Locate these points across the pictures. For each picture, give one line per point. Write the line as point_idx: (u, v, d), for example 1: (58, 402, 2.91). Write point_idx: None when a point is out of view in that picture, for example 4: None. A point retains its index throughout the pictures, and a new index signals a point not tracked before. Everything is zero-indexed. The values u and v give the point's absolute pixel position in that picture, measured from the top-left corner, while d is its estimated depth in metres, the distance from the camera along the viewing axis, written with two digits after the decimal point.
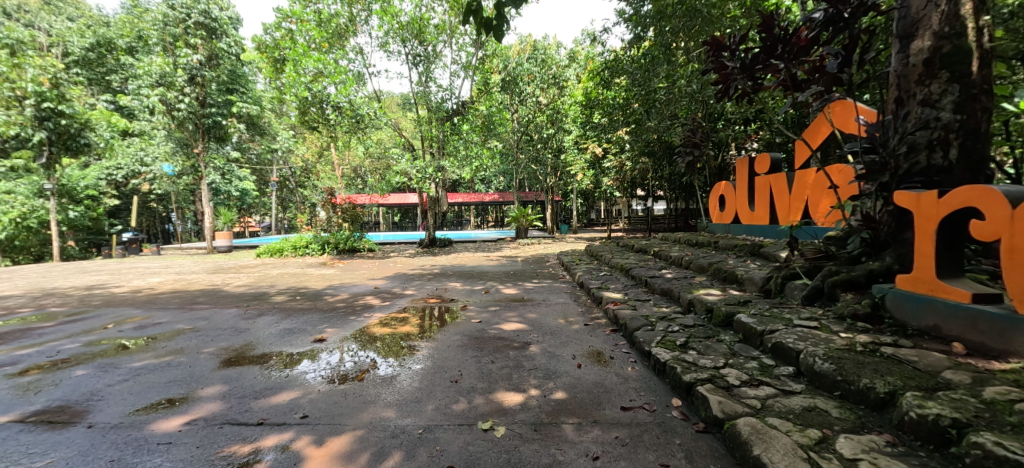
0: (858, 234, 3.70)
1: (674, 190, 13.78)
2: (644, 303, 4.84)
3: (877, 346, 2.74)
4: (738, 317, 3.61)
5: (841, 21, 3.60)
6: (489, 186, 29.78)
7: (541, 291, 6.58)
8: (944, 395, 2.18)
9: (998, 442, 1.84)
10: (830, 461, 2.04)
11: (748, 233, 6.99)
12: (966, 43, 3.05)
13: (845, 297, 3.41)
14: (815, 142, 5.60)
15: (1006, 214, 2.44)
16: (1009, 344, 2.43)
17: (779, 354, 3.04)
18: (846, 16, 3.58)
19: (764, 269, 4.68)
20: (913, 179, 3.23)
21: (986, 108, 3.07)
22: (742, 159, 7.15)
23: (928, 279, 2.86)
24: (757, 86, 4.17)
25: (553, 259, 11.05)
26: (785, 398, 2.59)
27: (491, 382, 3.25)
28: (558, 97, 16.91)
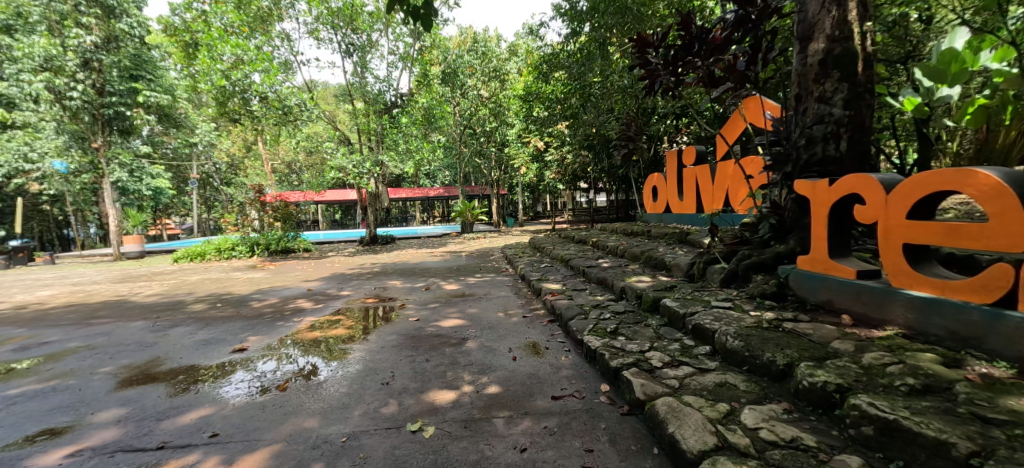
0: (768, 220, 4.02)
1: (614, 183, 14.22)
2: (581, 292, 4.96)
3: (780, 323, 3.02)
4: (664, 301, 3.81)
5: (750, 22, 3.84)
6: (434, 181, 29.23)
7: (483, 285, 6.58)
8: (831, 364, 2.44)
9: (871, 402, 2.08)
10: (734, 433, 2.22)
11: (677, 222, 7.39)
12: (852, 47, 3.39)
13: (756, 278, 3.71)
14: (732, 137, 6.05)
15: (883, 199, 2.76)
16: (885, 314, 2.76)
17: (698, 335, 3.26)
18: (753, 17, 3.83)
19: (688, 255, 4.98)
20: (812, 169, 3.53)
21: (870, 105, 3.43)
22: (671, 151, 7.57)
23: (823, 259, 3.16)
24: (679, 82, 4.33)
25: (497, 253, 11.05)
26: (701, 375, 2.78)
27: (423, 381, 3.20)
28: (500, 91, 16.75)
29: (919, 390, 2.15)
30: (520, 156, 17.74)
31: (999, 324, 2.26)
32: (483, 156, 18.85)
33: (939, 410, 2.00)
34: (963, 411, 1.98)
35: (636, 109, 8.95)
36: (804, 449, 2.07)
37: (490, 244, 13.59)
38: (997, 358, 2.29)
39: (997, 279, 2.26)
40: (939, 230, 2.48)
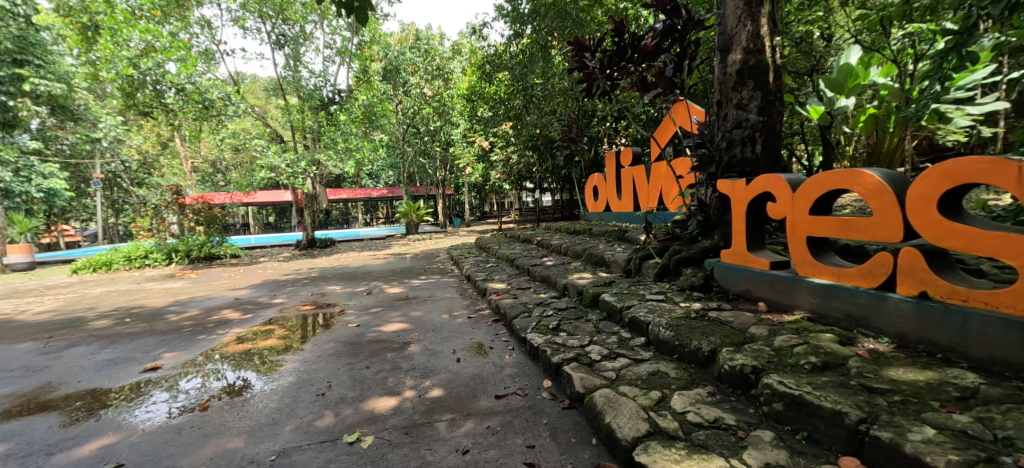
0: (695, 217, 4.30)
1: (559, 183, 14.50)
2: (525, 291, 5.04)
3: (706, 311, 3.26)
4: (603, 296, 3.98)
5: (676, 32, 4.02)
6: (377, 182, 28.31)
7: (428, 287, 6.50)
8: (748, 348, 2.71)
9: (781, 381, 2.34)
10: (665, 418, 2.41)
11: (617, 220, 7.70)
12: (764, 59, 3.69)
13: (687, 271, 3.95)
14: (664, 140, 6.42)
15: (790, 197, 3.06)
16: (794, 300, 3.07)
17: (634, 327, 3.44)
18: (679, 27, 4.02)
19: (626, 251, 5.20)
20: (732, 170, 3.82)
21: (780, 112, 3.77)
22: (610, 152, 7.88)
23: (742, 252, 3.44)
24: (615, 86, 4.51)
25: (443, 254, 10.91)
26: (636, 366, 2.97)
27: (362, 389, 3.12)
28: (443, 90, 16.20)
29: (820, 367, 2.44)
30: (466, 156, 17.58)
31: (884, 305, 2.60)
32: (427, 156, 18.49)
33: (835, 383, 2.29)
34: (854, 383, 2.27)
35: (577, 111, 9.16)
36: (725, 428, 2.29)
37: (435, 245, 13.38)
38: (882, 335, 2.63)
39: (881, 266, 2.59)
40: (835, 224, 2.79)
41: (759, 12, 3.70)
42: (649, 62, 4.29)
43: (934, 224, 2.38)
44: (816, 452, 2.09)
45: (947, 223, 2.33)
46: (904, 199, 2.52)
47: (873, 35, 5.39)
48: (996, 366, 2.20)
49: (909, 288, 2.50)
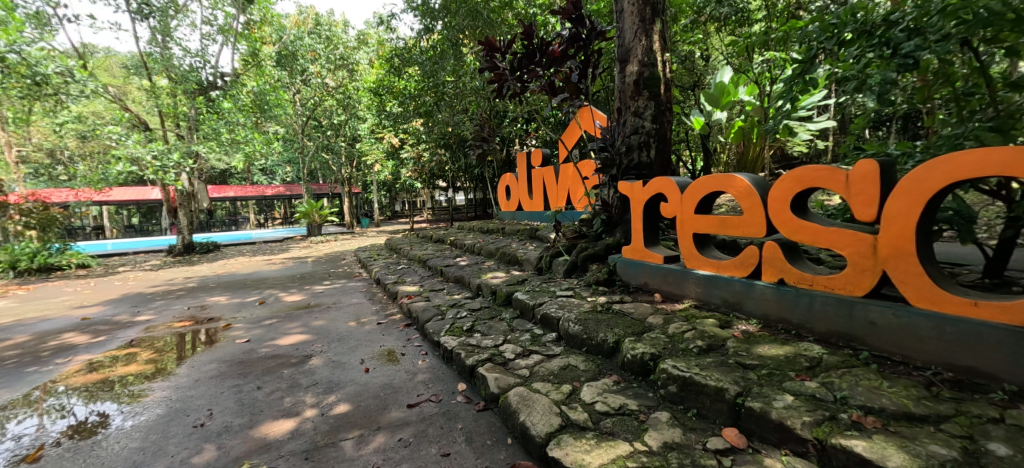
0: (599, 216, 4.56)
1: (472, 182, 14.46)
2: (438, 293, 4.97)
3: (610, 304, 3.51)
4: (516, 294, 4.08)
5: (581, 41, 4.21)
6: (272, 179, 26.00)
7: (332, 294, 6.12)
8: (647, 337, 2.97)
9: (675, 365, 2.60)
10: (575, 410, 2.56)
11: (528, 219, 7.89)
12: (656, 72, 4.01)
13: (592, 267, 4.19)
14: (571, 143, 6.72)
15: (679, 197, 3.38)
16: (683, 290, 3.41)
17: (545, 323, 3.59)
18: (584, 36, 4.21)
19: (537, 249, 5.37)
20: (631, 173, 4.12)
21: (671, 121, 4.14)
22: (521, 152, 8.07)
23: (639, 247, 3.74)
24: (525, 88, 4.58)
25: (349, 257, 10.34)
26: (548, 362, 3.12)
27: (251, 415, 2.88)
28: (348, 81, 15.54)
29: (704, 349, 2.75)
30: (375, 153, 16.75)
31: (753, 291, 3.01)
32: (331, 151, 17.37)
33: (717, 363, 2.60)
34: (732, 361, 2.60)
35: (489, 111, 9.20)
36: (628, 413, 2.49)
37: (341, 247, 12.63)
38: (752, 317, 3.03)
39: (750, 258, 3.00)
40: (714, 221, 3.15)
41: (653, 29, 4.00)
42: (556, 67, 4.42)
43: (790, 221, 2.79)
44: (704, 426, 2.35)
45: (799, 220, 2.75)
46: (767, 200, 2.92)
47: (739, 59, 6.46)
48: (834, 338, 2.66)
49: (771, 276, 2.92)
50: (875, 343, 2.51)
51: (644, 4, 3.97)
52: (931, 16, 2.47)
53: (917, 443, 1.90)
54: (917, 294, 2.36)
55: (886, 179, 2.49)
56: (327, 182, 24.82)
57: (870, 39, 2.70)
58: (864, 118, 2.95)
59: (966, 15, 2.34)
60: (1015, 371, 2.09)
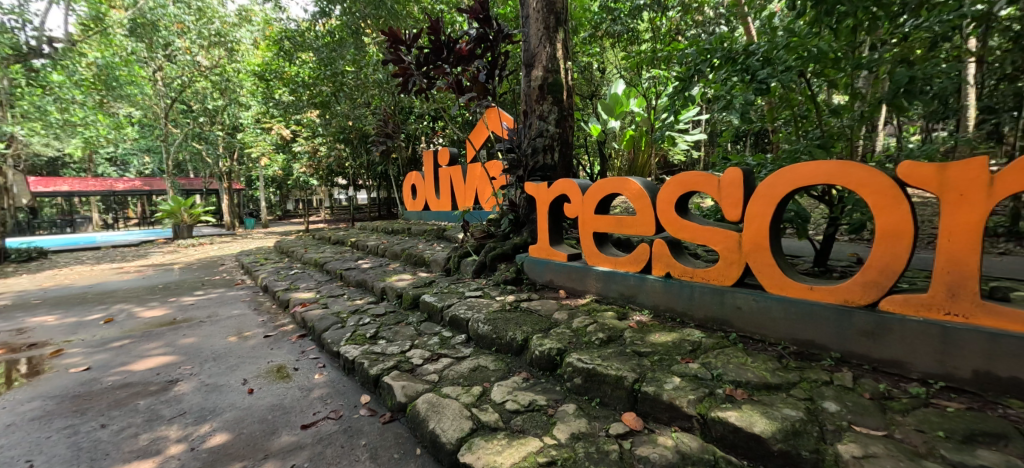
0: (507, 216, 4.64)
1: (375, 179, 13.66)
2: (337, 299, 4.56)
3: (518, 303, 3.60)
4: (423, 297, 3.97)
5: (489, 41, 4.22)
6: (123, 171, 21.88)
7: (209, 304, 5.30)
8: (553, 333, 3.09)
9: (579, 358, 2.74)
10: (486, 411, 2.55)
11: (436, 219, 7.67)
12: (559, 79, 4.20)
13: (501, 266, 4.23)
14: (479, 143, 6.75)
15: (580, 198, 3.58)
16: (584, 286, 3.62)
17: (454, 325, 3.56)
18: (491, 37, 4.21)
19: (445, 250, 5.27)
20: (536, 174, 4.25)
21: (572, 126, 4.37)
22: (428, 150, 7.87)
23: (544, 246, 3.89)
24: (432, 84, 4.48)
25: (230, 261, 9.07)
26: (457, 365, 3.08)
27: (94, 460, 2.36)
28: (226, 62, 13.18)
29: (605, 341, 2.95)
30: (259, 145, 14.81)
31: (644, 284, 3.30)
32: (204, 140, 14.82)
33: (617, 353, 2.79)
34: (629, 350, 2.82)
35: (394, 107, 8.75)
36: (537, 409, 2.56)
37: (215, 251, 11.00)
38: (643, 308, 3.33)
39: (642, 254, 3.29)
40: (611, 221, 3.40)
41: (556, 37, 4.18)
42: (464, 66, 4.36)
43: (674, 221, 3.12)
44: (607, 413, 2.50)
45: (681, 220, 3.08)
46: (656, 202, 3.23)
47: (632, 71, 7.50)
48: (710, 323, 3.02)
49: (659, 270, 3.23)
50: (741, 326, 2.90)
51: (548, 13, 4.14)
52: (779, 50, 2.94)
53: (774, 408, 2.21)
54: (770, 282, 2.77)
55: (748, 185, 2.89)
56: (197, 176, 21.57)
57: (734, 65, 3.11)
58: (730, 133, 3.39)
59: (802, 52, 2.83)
60: (839, 341, 2.55)
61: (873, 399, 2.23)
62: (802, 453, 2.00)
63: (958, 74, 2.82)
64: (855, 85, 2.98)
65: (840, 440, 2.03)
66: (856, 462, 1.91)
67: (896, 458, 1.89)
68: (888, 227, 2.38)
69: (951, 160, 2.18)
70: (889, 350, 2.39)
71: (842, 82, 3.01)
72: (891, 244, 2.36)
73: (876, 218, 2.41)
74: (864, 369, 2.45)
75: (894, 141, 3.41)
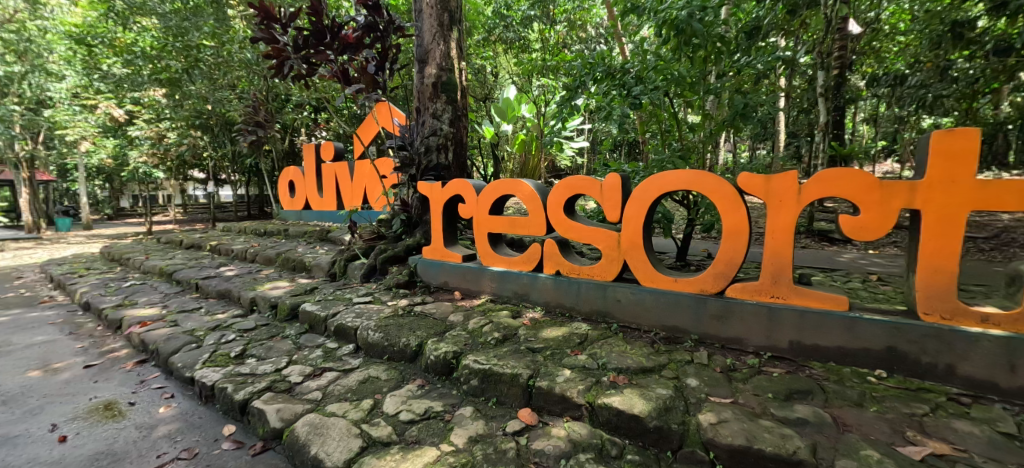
0: (398, 216, 4.44)
1: (242, 174, 11.93)
2: (191, 314, 3.82)
3: (412, 307, 3.47)
4: (303, 306, 3.59)
5: (378, 31, 3.98)
6: None
7: (7, 329, 4.06)
8: (449, 336, 3.02)
9: (476, 359, 2.72)
10: (379, 427, 2.38)
11: (317, 219, 6.98)
12: (453, 78, 4.14)
13: (392, 269, 4.07)
14: (369, 138, 6.37)
15: (475, 198, 3.58)
16: (480, 286, 3.66)
17: (341, 335, 3.29)
18: (380, 27, 4.03)
19: (329, 254, 4.87)
20: (429, 173, 4.14)
21: (465, 126, 4.34)
22: (308, 144, 7.07)
23: (439, 247, 3.83)
24: (313, 71, 4.09)
25: (35, 271, 7.07)
26: (345, 378, 2.83)
27: None
28: (26, 17, 9.65)
29: (501, 340, 2.98)
30: (78, 128, 10.76)
31: (537, 282, 3.43)
32: None
33: (512, 351, 2.83)
34: (523, 348, 2.88)
35: (266, 92, 7.65)
36: (434, 416, 2.46)
37: (9, 260, 8.49)
38: (537, 305, 3.46)
39: (535, 253, 3.42)
40: (505, 222, 3.48)
41: (449, 35, 4.11)
42: (351, 54, 4.03)
43: (563, 222, 3.30)
44: (503, 412, 2.50)
45: (570, 221, 3.27)
46: (547, 204, 3.37)
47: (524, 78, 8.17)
48: (595, 316, 3.25)
49: (550, 268, 3.38)
50: (621, 317, 3.16)
51: (441, 10, 4.04)
52: (648, 71, 3.33)
53: (650, 389, 2.39)
54: (644, 276, 3.06)
55: (626, 188, 3.16)
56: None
57: (613, 80, 3.44)
58: (609, 142, 3.73)
59: (666, 75, 3.25)
60: (697, 325, 2.91)
61: (722, 371, 2.57)
62: (671, 425, 2.17)
63: (776, 104, 3.49)
64: (704, 107, 3.47)
65: (700, 410, 2.24)
66: (711, 427, 2.12)
67: (742, 420, 2.13)
68: (733, 225, 2.77)
69: (774, 172, 2.60)
70: (732, 330, 2.80)
71: (695, 103, 3.48)
72: (733, 241, 2.76)
73: (723, 219, 2.80)
74: (715, 348, 2.83)
75: (732, 155, 4.09)
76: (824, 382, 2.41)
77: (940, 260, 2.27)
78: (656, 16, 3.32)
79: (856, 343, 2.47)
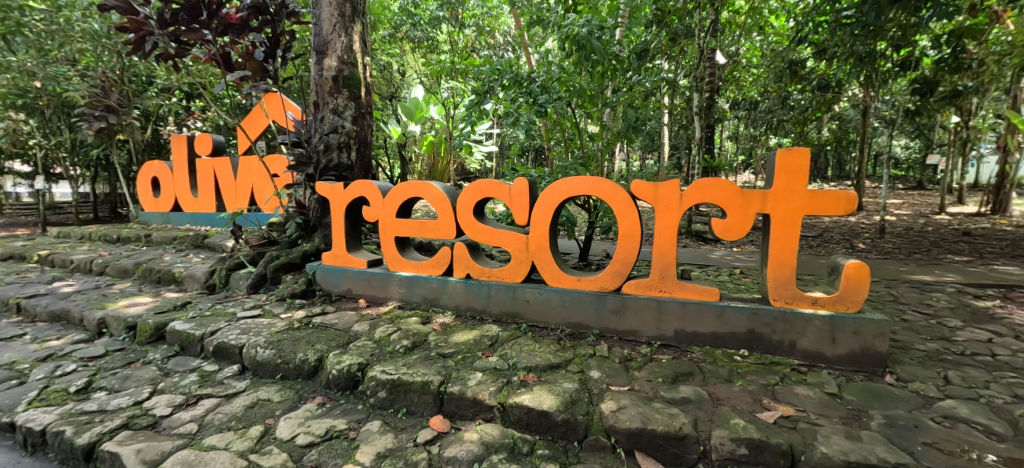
0: (293, 219, 4.11)
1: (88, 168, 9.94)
2: (11, 343, 3.06)
3: (309, 319, 3.20)
4: (171, 325, 3.09)
5: (267, 13, 3.63)
6: None
7: None
8: (352, 348, 2.82)
9: (383, 370, 2.56)
10: (271, 455, 2.12)
11: (190, 223, 6.10)
12: (356, 73, 3.91)
13: (286, 278, 3.73)
14: (256, 132, 5.79)
15: (381, 201, 3.43)
16: (387, 293, 3.52)
17: (221, 355, 2.89)
18: (271, 10, 3.64)
19: (206, 262, 4.29)
20: (330, 173, 3.86)
21: (369, 124, 4.13)
22: (178, 135, 5.98)
23: (342, 252, 3.61)
24: (184, 52, 3.68)
25: None
26: (227, 404, 2.48)
27: None
28: None
29: (410, 347, 2.87)
30: None
31: (446, 286, 3.39)
32: None
33: (422, 359, 2.73)
34: (434, 354, 2.80)
35: (121, 71, 6.42)
36: (336, 436, 2.26)
37: None
38: (447, 310, 3.42)
39: (444, 257, 3.37)
40: (413, 225, 3.38)
41: (352, 27, 3.87)
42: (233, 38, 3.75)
43: (472, 225, 3.30)
44: (414, 422, 2.39)
45: (478, 224, 3.28)
46: (455, 207, 3.34)
47: (432, 78, 8.15)
48: (506, 317, 3.30)
49: (460, 272, 3.36)
50: (530, 317, 3.25)
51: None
52: (553, 82, 3.52)
53: (557, 384, 2.45)
54: (550, 277, 3.19)
55: (532, 192, 3.26)
56: None
57: (521, 88, 3.57)
58: (517, 147, 3.84)
59: (569, 87, 3.47)
60: (598, 320, 3.10)
61: (620, 362, 2.74)
62: (577, 417, 2.23)
63: (662, 120, 3.94)
64: (603, 119, 3.77)
65: (602, 400, 2.33)
66: (612, 414, 2.21)
67: (637, 405, 2.26)
68: (627, 227, 3.01)
69: (661, 180, 2.89)
70: (628, 323, 3.03)
71: (595, 115, 3.77)
72: (627, 242, 3.00)
73: (619, 222, 3.03)
74: (614, 340, 3.04)
75: (626, 163, 4.50)
76: (703, 363, 2.71)
77: (785, 255, 2.72)
78: (560, 31, 3.53)
79: (727, 328, 2.84)
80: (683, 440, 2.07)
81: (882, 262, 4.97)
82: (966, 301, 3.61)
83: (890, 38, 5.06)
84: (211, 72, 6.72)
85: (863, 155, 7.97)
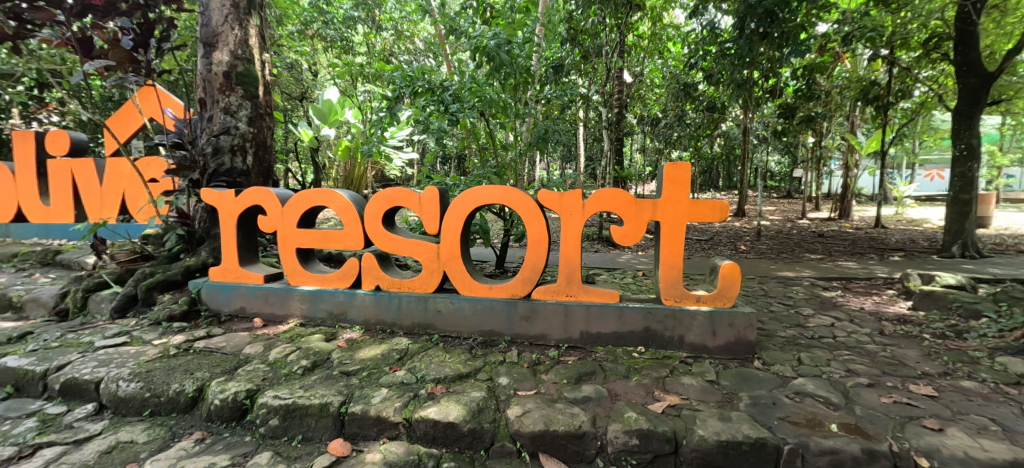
0: (174, 230, 3.63)
1: None
2: None
3: (189, 344, 2.85)
4: (5, 362, 2.58)
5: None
6: None
7: None
8: (240, 373, 2.56)
9: (275, 395, 2.36)
10: None
11: (39, 236, 5.18)
12: (252, 70, 3.62)
13: (163, 298, 3.30)
14: (128, 134, 5.11)
15: (278, 210, 3.17)
16: (287, 309, 3.27)
17: (71, 394, 2.47)
18: None
19: (58, 283, 3.65)
20: (221, 178, 3.49)
21: (269, 127, 3.81)
22: (21, 132, 5.04)
23: (233, 267, 3.28)
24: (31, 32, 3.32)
25: None
26: (75, 451, 2.11)
27: None
28: None
29: (309, 368, 2.68)
30: None
31: (353, 300, 3.23)
32: None
33: (322, 379, 2.56)
34: (336, 372, 2.65)
35: None
36: None
37: None
38: (354, 325, 3.25)
39: (351, 268, 3.21)
40: (316, 235, 3.18)
41: (248, 20, 3.58)
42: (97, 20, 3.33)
43: (381, 235, 3.17)
44: (309, 449, 2.22)
45: (387, 233, 3.16)
46: (362, 216, 3.19)
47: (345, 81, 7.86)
48: (417, 329, 3.21)
49: (369, 284, 3.21)
50: (442, 327, 3.20)
51: None
52: (465, 91, 3.54)
53: (464, 394, 2.44)
54: (462, 286, 3.17)
55: (442, 201, 3.23)
56: None
57: (433, 95, 3.54)
58: (431, 154, 3.79)
59: (481, 96, 3.52)
60: (509, 327, 3.15)
61: (529, 366, 2.81)
62: (484, 425, 2.23)
63: (571, 131, 4.14)
64: (515, 129, 3.87)
65: (509, 406, 2.36)
66: (518, 419, 2.24)
67: (542, 407, 2.32)
68: (535, 234, 3.09)
69: (566, 189, 3.02)
70: (538, 327, 3.11)
71: (508, 125, 3.86)
72: (536, 248, 3.08)
73: (527, 230, 3.10)
74: (524, 345, 3.10)
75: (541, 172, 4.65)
76: (605, 361, 2.87)
77: (674, 257, 2.96)
78: (472, 41, 3.58)
79: (627, 327, 3.03)
80: (582, 437, 2.16)
81: (757, 261, 5.67)
82: (818, 292, 4.23)
83: (761, 67, 5.82)
84: (69, 59, 5.83)
85: (743, 170, 9.02)
